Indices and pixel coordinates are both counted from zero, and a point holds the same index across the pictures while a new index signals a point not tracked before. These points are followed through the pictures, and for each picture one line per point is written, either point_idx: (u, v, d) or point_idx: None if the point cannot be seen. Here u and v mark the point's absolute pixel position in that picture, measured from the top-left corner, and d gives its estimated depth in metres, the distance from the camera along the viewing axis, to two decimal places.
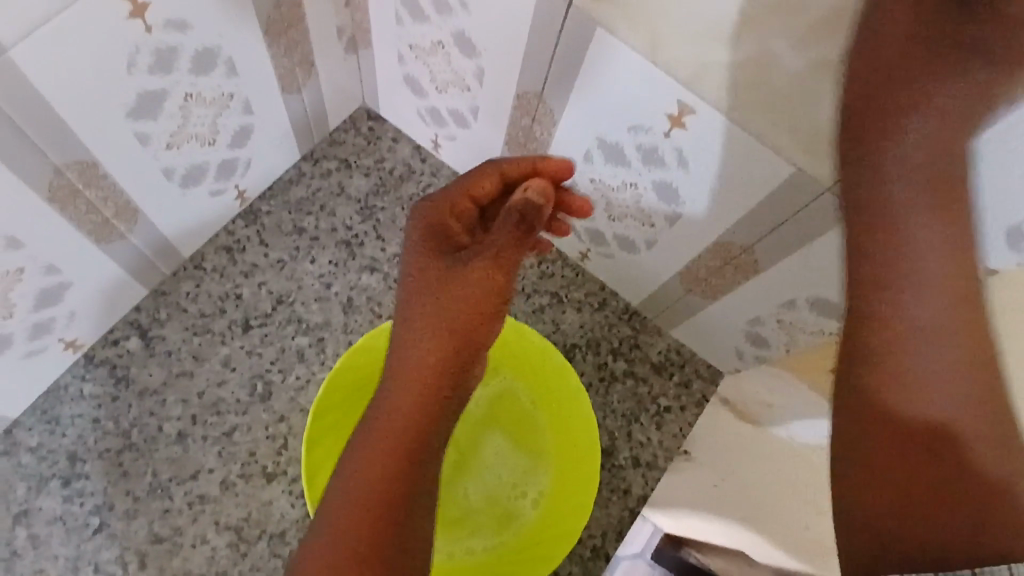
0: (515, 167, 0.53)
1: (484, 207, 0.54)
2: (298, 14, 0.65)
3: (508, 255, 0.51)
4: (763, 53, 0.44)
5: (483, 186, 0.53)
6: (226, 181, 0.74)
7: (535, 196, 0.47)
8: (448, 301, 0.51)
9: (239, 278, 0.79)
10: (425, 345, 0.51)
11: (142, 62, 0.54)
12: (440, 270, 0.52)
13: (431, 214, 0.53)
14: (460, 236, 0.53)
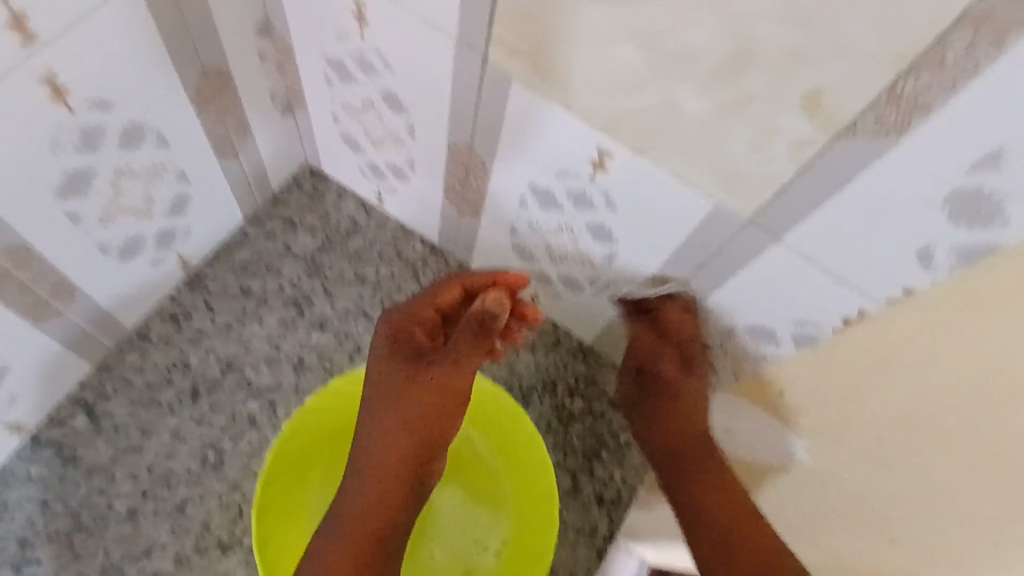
0: (472, 280, 0.64)
1: (447, 313, 0.64)
2: (227, 83, 0.66)
3: (469, 351, 0.61)
4: (667, 101, 0.46)
5: (444, 299, 0.63)
6: (167, 250, 0.73)
7: (493, 305, 0.61)
8: (410, 402, 0.62)
9: (186, 346, 0.78)
10: (399, 434, 0.62)
11: (67, 143, 0.54)
12: (404, 374, 0.62)
13: (400, 324, 0.63)
14: (423, 342, 0.63)
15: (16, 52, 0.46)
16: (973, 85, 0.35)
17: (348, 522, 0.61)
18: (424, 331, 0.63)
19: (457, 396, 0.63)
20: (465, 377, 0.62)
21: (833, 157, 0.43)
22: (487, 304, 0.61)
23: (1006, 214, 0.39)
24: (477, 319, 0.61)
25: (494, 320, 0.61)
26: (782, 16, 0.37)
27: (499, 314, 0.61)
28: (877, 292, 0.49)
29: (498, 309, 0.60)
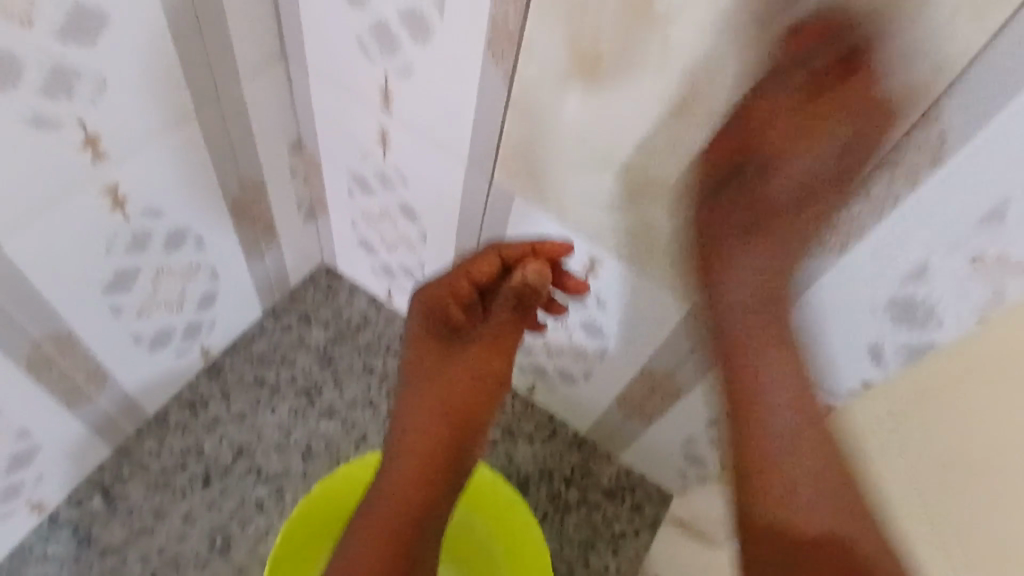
0: (510, 249, 0.60)
1: (483, 287, 0.62)
2: (262, 194, 0.74)
3: (505, 329, 0.62)
4: (646, 218, 0.54)
5: (479, 270, 0.60)
6: (192, 341, 0.79)
7: (532, 277, 0.57)
8: (450, 376, 0.64)
9: (201, 432, 0.82)
10: (436, 411, 0.63)
11: (120, 245, 0.61)
12: (442, 349, 0.65)
13: (438, 299, 0.63)
14: (457, 315, 0.63)
15: (87, 168, 0.54)
16: (953, 163, 0.39)
17: (388, 495, 0.61)
18: (458, 306, 0.62)
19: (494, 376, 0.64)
20: (501, 356, 0.64)
21: (791, 268, 0.50)
22: (527, 277, 0.57)
23: (936, 321, 0.47)
24: (516, 291, 0.58)
25: (531, 296, 0.59)
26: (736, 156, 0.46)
27: (537, 288, 0.57)
28: (840, 387, 0.57)
29: (537, 282, 0.57)
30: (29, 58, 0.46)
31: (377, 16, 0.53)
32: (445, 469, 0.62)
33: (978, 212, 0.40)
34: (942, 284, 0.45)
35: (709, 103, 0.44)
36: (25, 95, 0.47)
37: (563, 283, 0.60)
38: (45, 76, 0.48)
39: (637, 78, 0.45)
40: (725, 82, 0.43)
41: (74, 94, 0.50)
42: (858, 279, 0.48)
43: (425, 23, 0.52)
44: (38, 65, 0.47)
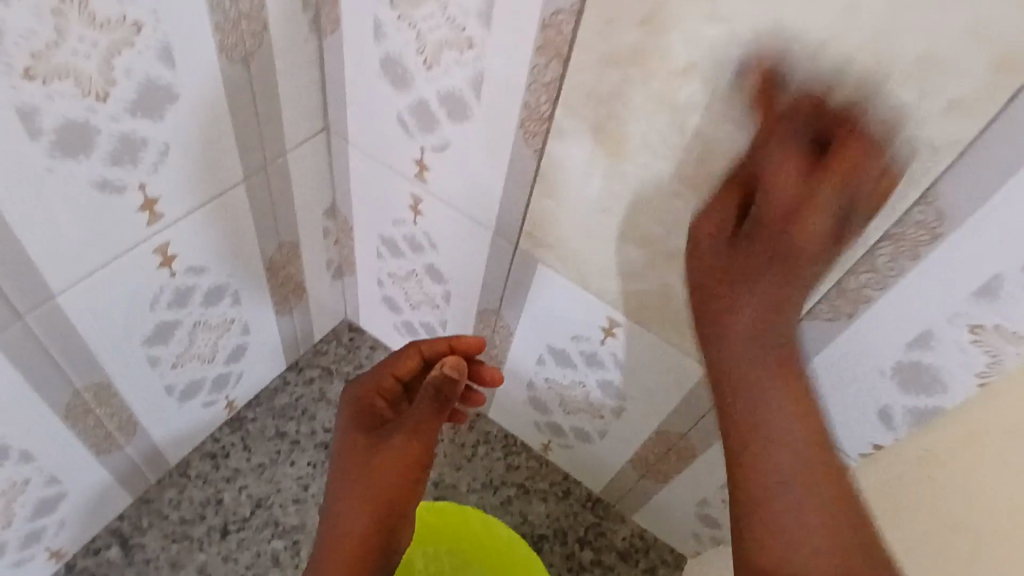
0: (430, 346, 0.67)
1: (407, 381, 0.68)
2: (295, 252, 0.78)
3: (428, 418, 0.62)
4: (664, 283, 0.57)
5: (400, 368, 0.67)
6: (219, 393, 0.82)
7: (450, 371, 0.60)
8: (372, 475, 0.61)
9: (221, 483, 0.84)
10: (361, 509, 0.60)
11: (163, 299, 0.64)
12: (366, 446, 0.63)
13: (364, 392, 0.67)
14: (385, 410, 0.67)
15: (141, 228, 0.57)
16: (953, 239, 0.43)
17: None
18: (384, 400, 0.67)
19: (415, 465, 0.62)
20: (424, 445, 0.62)
21: (802, 334, 0.53)
22: (444, 370, 0.60)
23: (943, 386, 0.49)
24: (434, 386, 0.61)
25: (450, 386, 0.61)
26: None
27: (457, 379, 0.60)
28: (852, 450, 0.59)
29: (455, 373, 0.60)
30: (100, 130, 0.49)
31: (419, 96, 0.59)
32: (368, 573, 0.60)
33: (981, 283, 0.43)
34: (946, 352, 0.48)
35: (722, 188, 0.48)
36: (93, 163, 0.50)
37: (484, 375, 0.66)
38: (113, 146, 0.51)
39: (657, 159, 0.50)
40: None
41: (137, 162, 0.53)
42: (864, 347, 0.51)
43: (461, 104, 0.57)
44: (107, 136, 0.50)
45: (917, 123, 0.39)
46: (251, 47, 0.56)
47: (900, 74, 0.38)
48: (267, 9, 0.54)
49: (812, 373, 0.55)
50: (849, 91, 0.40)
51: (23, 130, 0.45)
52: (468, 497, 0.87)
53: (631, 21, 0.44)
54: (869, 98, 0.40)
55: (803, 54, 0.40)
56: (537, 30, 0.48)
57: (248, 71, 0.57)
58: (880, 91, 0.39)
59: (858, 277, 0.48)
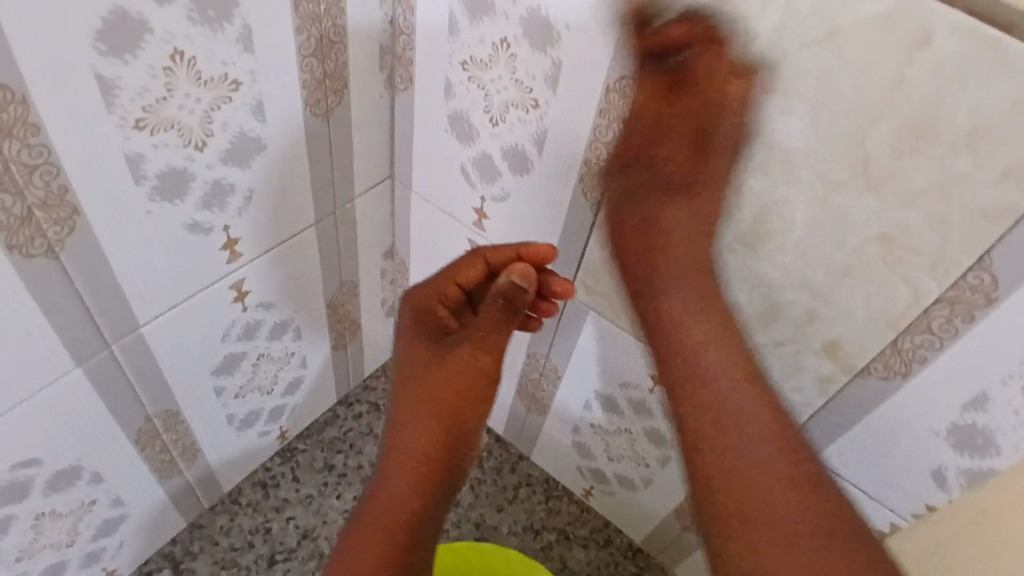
0: (495, 253, 0.60)
1: (470, 290, 0.62)
2: (354, 291, 0.81)
3: (495, 329, 0.60)
4: None
5: (463, 277, 0.61)
6: (274, 424, 0.84)
7: (520, 281, 0.55)
8: (438, 379, 0.64)
9: (270, 512, 0.86)
10: (428, 415, 0.64)
11: (233, 332, 0.68)
12: (431, 354, 0.65)
13: (425, 302, 0.64)
14: (446, 319, 0.64)
15: (221, 265, 0.61)
16: (1009, 303, 0.43)
17: (394, 477, 0.63)
18: (446, 310, 0.63)
19: (483, 381, 0.64)
20: (490, 357, 0.62)
21: (855, 391, 0.54)
22: (511, 279, 0.56)
23: (997, 449, 0.49)
24: (503, 295, 0.57)
25: (518, 295, 0.56)
26: (801, 287, 0.51)
27: (524, 290, 0.56)
28: (903, 510, 0.58)
29: (524, 283, 0.55)
30: (194, 177, 0.53)
31: (482, 149, 0.62)
32: (436, 482, 0.63)
33: None
34: (1001, 415, 0.48)
35: (778, 245, 0.50)
36: (185, 207, 0.54)
37: (552, 288, 0.59)
38: (205, 191, 0.54)
39: None
40: (794, 230, 0.49)
41: (224, 204, 0.57)
42: (917, 408, 0.52)
43: (523, 158, 0.60)
44: (201, 182, 0.53)
45: (969, 192, 0.41)
46: (331, 102, 0.60)
47: (953, 145, 0.40)
48: (348, 69, 0.59)
49: (869, 424, 0.55)
50: (903, 158, 0.42)
51: (129, 175, 0.48)
52: (509, 539, 0.88)
53: None
54: (923, 166, 0.41)
55: (859, 126, 0.42)
56: (600, 94, 0.52)
57: (327, 123, 0.61)
58: (934, 162, 0.41)
59: (913, 336, 0.48)
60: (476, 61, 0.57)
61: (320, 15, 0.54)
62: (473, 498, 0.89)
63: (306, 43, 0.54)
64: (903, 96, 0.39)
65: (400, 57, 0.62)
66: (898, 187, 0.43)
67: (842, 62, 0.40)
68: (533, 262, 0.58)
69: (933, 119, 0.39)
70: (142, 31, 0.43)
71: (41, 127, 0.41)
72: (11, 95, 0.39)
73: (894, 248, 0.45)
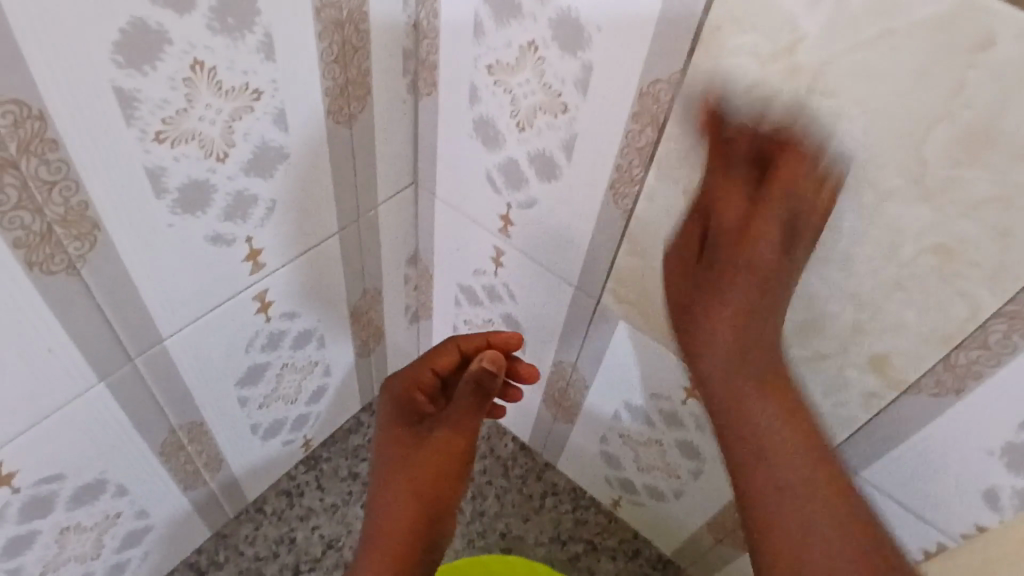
0: (468, 342, 0.68)
1: (445, 375, 0.69)
2: (378, 297, 0.80)
3: (468, 413, 0.67)
4: None
5: (440, 364, 0.68)
6: (298, 433, 0.83)
7: (490, 365, 0.62)
8: (416, 462, 0.68)
9: (295, 522, 0.85)
10: (405, 497, 0.67)
11: (257, 343, 0.67)
12: (410, 436, 0.70)
13: (405, 388, 0.70)
14: (425, 404, 0.70)
15: (245, 277, 0.60)
16: None
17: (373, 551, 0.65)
18: (424, 395, 0.69)
19: (455, 460, 0.68)
20: (464, 439, 0.68)
21: (902, 407, 0.51)
22: (483, 363, 0.62)
23: None
24: (475, 382, 0.63)
25: (489, 379, 0.63)
26: (847, 299, 0.48)
27: (494, 373, 0.62)
28: (952, 530, 0.56)
29: (495, 367, 0.62)
30: (217, 189, 0.51)
31: (509, 155, 0.61)
32: (416, 554, 0.67)
33: None
34: None
35: (823, 255, 0.47)
36: (208, 219, 0.53)
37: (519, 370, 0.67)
38: (227, 203, 0.53)
39: None
40: (841, 239, 0.46)
41: (247, 215, 0.56)
42: (970, 427, 0.49)
43: (551, 165, 0.58)
44: (223, 194, 0.52)
45: None
46: (354, 109, 0.59)
47: (1018, 152, 0.37)
48: (371, 75, 0.58)
49: (916, 440, 0.52)
50: (963, 167, 0.39)
51: (150, 189, 0.47)
52: (536, 550, 0.86)
53: (728, 92, 0.45)
54: (985, 174, 0.38)
55: (916, 131, 0.39)
56: (632, 98, 0.50)
57: (350, 131, 0.60)
58: (997, 169, 0.38)
59: (968, 352, 0.45)
60: (502, 65, 0.55)
61: (343, 21, 0.52)
62: (499, 507, 0.88)
63: (328, 50, 0.53)
64: (963, 99, 0.37)
65: (424, 61, 0.61)
66: (956, 197, 0.40)
67: (895, 64, 0.38)
68: (500, 347, 0.67)
69: (996, 124, 0.37)
70: (162, 42, 0.41)
71: (59, 142, 0.40)
72: (28, 111, 0.38)
73: (951, 260, 0.42)
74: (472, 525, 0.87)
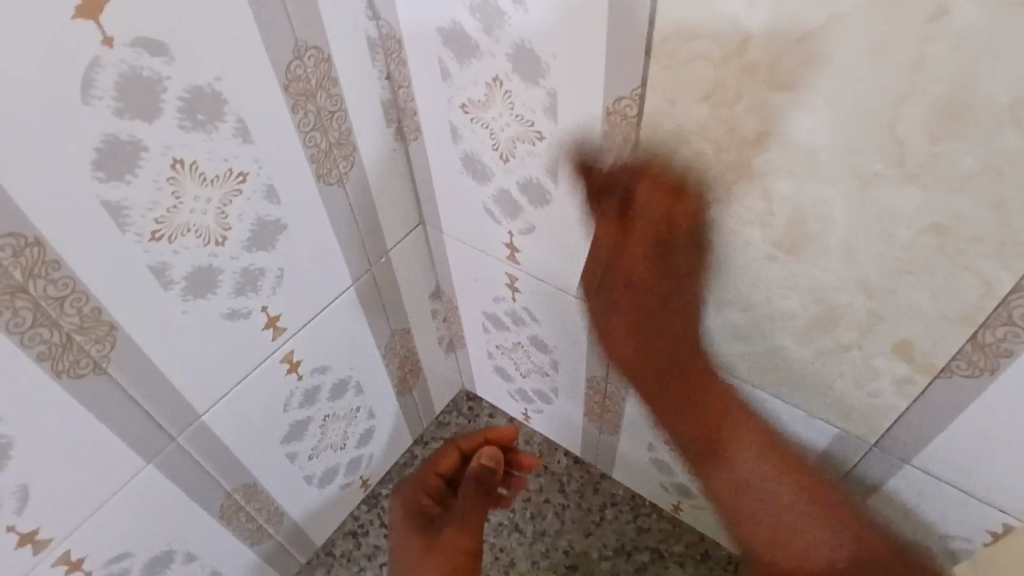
0: (466, 443, 0.77)
1: (450, 477, 0.77)
2: (409, 336, 0.82)
3: (472, 509, 0.72)
4: (774, 346, 0.54)
5: (442, 465, 0.76)
6: (354, 475, 0.86)
7: (489, 458, 0.72)
8: (434, 552, 0.71)
9: (364, 561, 0.88)
10: None
11: (294, 400, 0.69)
12: (420, 536, 0.73)
13: (411, 493, 0.76)
14: (431, 507, 0.76)
15: (268, 343, 0.62)
16: None
17: None
18: (430, 497, 0.76)
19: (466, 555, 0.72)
20: (471, 535, 0.72)
21: (940, 390, 0.48)
22: (483, 461, 0.72)
23: None
24: (478, 475, 0.73)
25: (489, 474, 0.73)
26: (855, 288, 0.46)
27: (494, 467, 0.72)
28: (1016, 510, 0.52)
29: (492, 463, 0.72)
30: (222, 271, 0.54)
31: (499, 186, 0.61)
32: None
33: None
34: None
35: (823, 247, 0.45)
36: (220, 298, 0.55)
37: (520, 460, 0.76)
38: (235, 281, 0.56)
39: (746, 225, 0.47)
40: (838, 229, 0.44)
41: (258, 288, 0.58)
42: (1014, 406, 0.46)
43: (539, 190, 0.58)
44: (229, 274, 0.55)
45: None
46: (343, 168, 0.60)
47: (995, 122, 0.34)
48: (353, 132, 0.59)
49: (963, 424, 0.49)
50: (945, 142, 0.36)
51: (156, 284, 0.50)
52: (601, 564, 0.86)
53: (694, 98, 0.43)
54: (968, 146, 0.36)
55: (887, 111, 0.37)
56: (603, 117, 0.49)
57: (344, 190, 0.62)
58: (979, 139, 0.35)
59: (993, 330, 0.42)
60: (474, 102, 0.55)
61: (313, 90, 0.54)
62: (560, 524, 0.88)
63: (305, 121, 0.54)
64: (927, 72, 0.34)
65: (405, 109, 0.62)
66: (944, 172, 0.37)
67: (856, 43, 0.35)
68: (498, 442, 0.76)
69: (968, 96, 0.34)
70: (137, 151, 0.44)
71: (61, 262, 0.44)
72: (26, 240, 0.41)
73: (950, 239, 0.40)
74: (534, 545, 0.87)
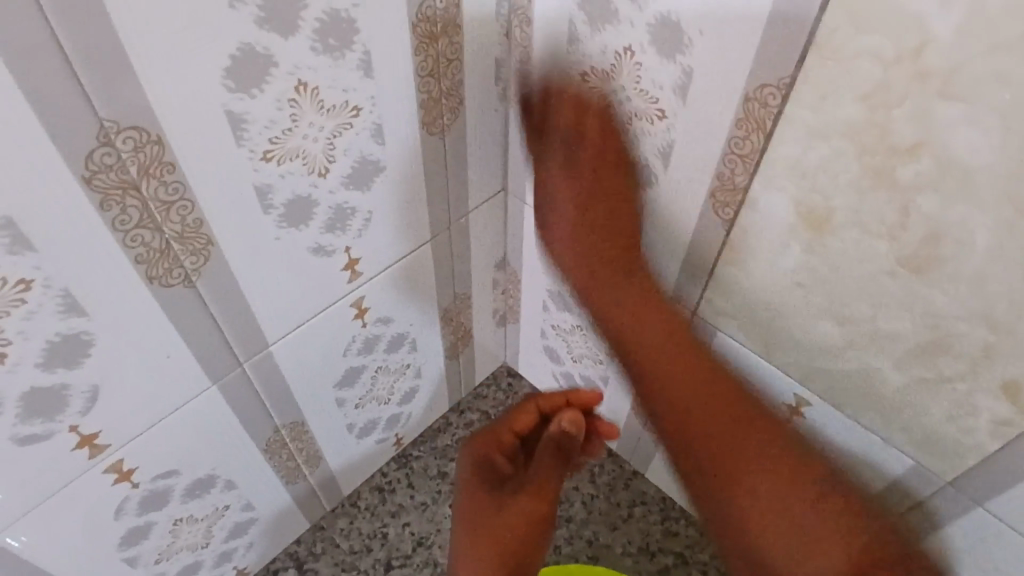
0: (548, 402, 0.72)
1: (524, 435, 0.72)
2: (467, 302, 0.81)
3: (551, 476, 0.68)
4: (863, 365, 0.53)
5: (520, 423, 0.71)
6: (390, 431, 0.86)
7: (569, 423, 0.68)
8: (507, 514, 0.66)
9: (387, 517, 0.88)
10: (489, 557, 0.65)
11: (354, 347, 0.69)
12: (491, 494, 0.68)
13: (483, 446, 0.71)
14: (503, 464, 0.70)
15: (344, 284, 0.62)
16: None
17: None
18: (504, 455, 0.70)
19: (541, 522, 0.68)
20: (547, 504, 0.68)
21: None
22: (563, 424, 0.68)
23: None
24: (556, 438, 0.69)
25: (568, 438, 0.69)
26: (977, 321, 0.44)
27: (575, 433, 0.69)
28: None
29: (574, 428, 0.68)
30: (319, 203, 0.53)
31: None
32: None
33: None
34: None
35: (952, 273, 0.43)
36: (311, 231, 0.54)
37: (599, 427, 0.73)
38: (328, 216, 0.55)
39: (868, 236, 0.46)
40: (973, 255, 0.42)
41: (346, 227, 0.57)
42: None
43: (647, 170, 0.57)
44: (324, 207, 0.54)
45: None
46: (448, 119, 0.59)
47: None
48: (463, 85, 0.58)
49: None
50: None
51: (258, 206, 0.49)
52: (624, 559, 0.85)
53: (849, 97, 0.41)
54: None
55: None
56: (738, 103, 0.47)
57: (443, 141, 0.60)
58: None
59: None
60: (598, 70, 0.54)
61: (438, 34, 0.52)
62: (586, 514, 0.87)
63: (424, 64, 0.53)
64: None
65: (517, 68, 0.60)
66: None
67: None
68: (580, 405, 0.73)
69: None
70: (268, 66, 0.43)
71: (175, 165, 0.43)
72: (148, 137, 0.41)
73: None
74: (559, 530, 0.86)
